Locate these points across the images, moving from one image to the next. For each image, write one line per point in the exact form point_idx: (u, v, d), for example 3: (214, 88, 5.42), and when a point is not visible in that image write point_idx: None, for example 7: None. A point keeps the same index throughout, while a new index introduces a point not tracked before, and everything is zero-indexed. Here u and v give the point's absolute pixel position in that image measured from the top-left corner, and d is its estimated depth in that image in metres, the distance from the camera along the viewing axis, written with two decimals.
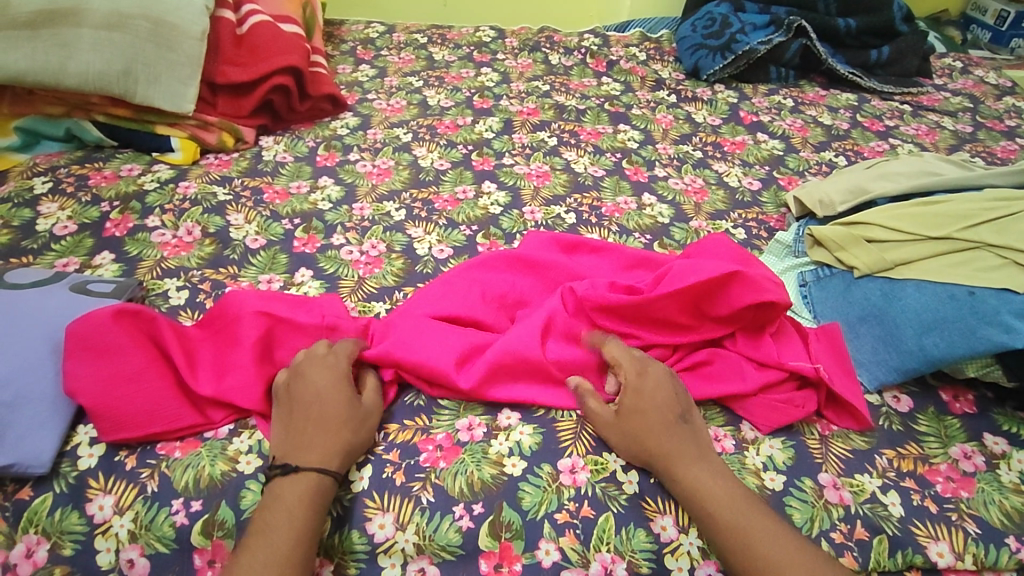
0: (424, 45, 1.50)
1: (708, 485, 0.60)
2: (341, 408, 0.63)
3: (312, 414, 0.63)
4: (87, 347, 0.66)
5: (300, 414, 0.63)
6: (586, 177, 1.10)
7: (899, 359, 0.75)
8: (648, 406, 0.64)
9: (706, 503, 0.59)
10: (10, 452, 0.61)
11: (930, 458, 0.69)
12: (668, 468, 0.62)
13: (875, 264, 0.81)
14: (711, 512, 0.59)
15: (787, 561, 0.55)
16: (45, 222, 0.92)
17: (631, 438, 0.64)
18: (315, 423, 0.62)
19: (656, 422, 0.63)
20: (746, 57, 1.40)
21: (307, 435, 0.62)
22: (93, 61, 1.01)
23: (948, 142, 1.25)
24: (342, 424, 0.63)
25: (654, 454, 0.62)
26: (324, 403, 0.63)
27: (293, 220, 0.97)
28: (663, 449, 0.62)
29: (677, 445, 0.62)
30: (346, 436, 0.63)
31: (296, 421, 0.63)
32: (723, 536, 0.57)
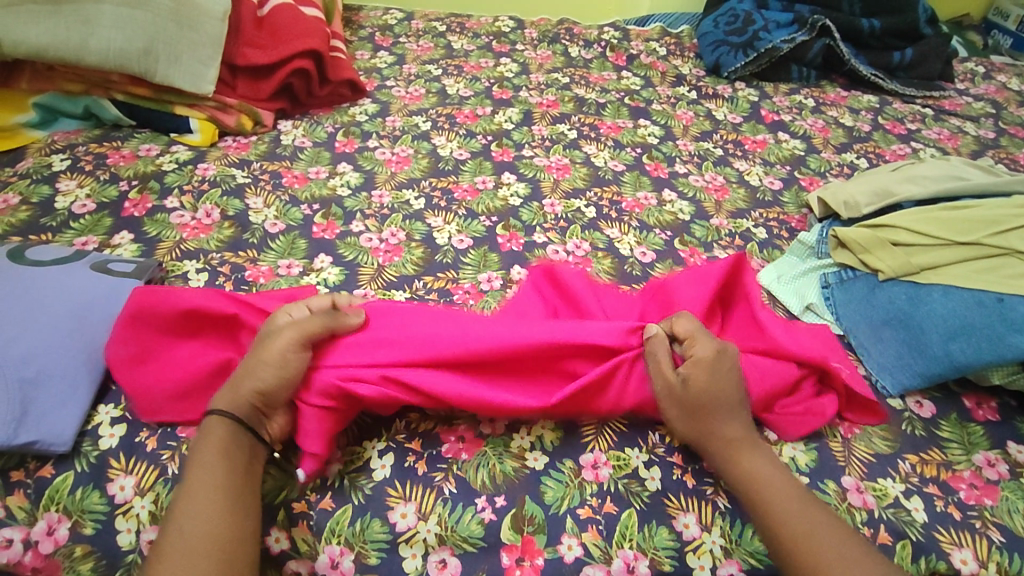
0: (442, 33, 1.48)
1: (766, 468, 0.61)
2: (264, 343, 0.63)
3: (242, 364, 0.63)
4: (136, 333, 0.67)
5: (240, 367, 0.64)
6: (606, 171, 1.09)
7: (924, 364, 0.75)
8: (717, 389, 0.63)
9: (764, 482, 0.60)
10: (33, 429, 0.61)
11: (953, 464, 0.69)
12: (732, 453, 0.62)
13: (901, 269, 0.81)
14: (765, 491, 0.59)
15: (827, 534, 0.56)
16: (64, 200, 0.91)
17: (695, 418, 0.63)
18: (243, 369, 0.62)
19: (719, 399, 0.63)
20: (769, 55, 1.39)
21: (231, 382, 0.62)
22: (115, 38, 1.00)
23: (970, 147, 1.24)
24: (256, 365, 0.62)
25: (718, 436, 0.62)
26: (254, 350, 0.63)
27: (312, 206, 0.96)
28: (728, 433, 0.62)
29: (738, 428, 0.63)
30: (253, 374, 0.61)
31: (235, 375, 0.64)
32: (773, 514, 0.58)
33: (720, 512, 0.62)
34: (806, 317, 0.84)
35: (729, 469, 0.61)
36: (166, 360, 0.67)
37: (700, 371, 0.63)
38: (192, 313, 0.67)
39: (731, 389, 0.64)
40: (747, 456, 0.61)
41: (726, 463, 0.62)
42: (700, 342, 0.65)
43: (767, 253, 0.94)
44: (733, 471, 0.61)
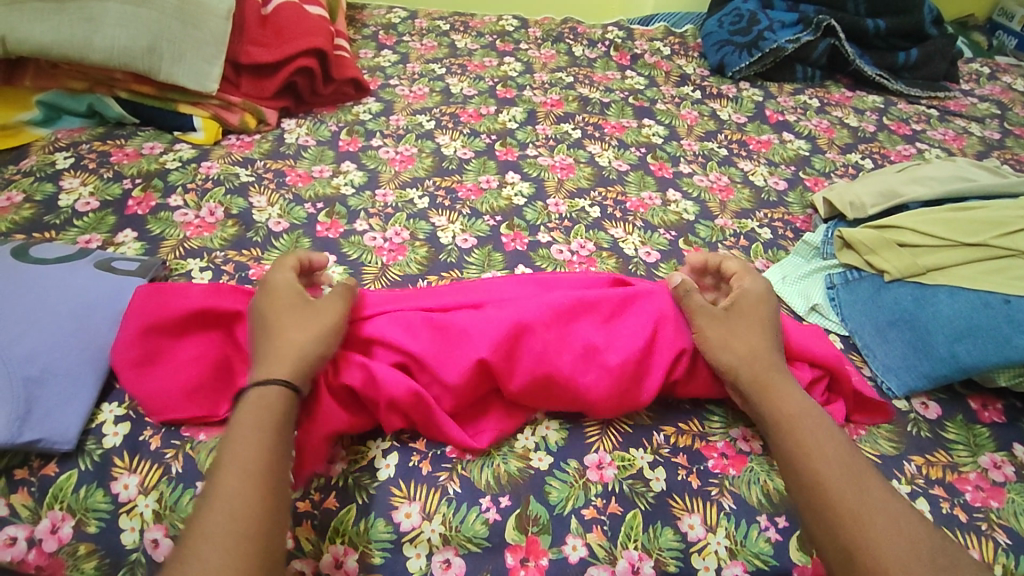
0: (446, 32, 1.48)
1: (806, 410, 0.61)
2: (282, 305, 0.65)
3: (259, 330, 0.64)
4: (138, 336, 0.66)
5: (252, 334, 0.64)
6: (610, 171, 1.09)
7: (930, 366, 0.74)
8: (756, 322, 0.67)
9: (804, 424, 0.60)
10: (37, 427, 0.61)
11: (959, 466, 0.69)
12: (771, 393, 0.63)
13: (908, 270, 0.80)
14: (807, 433, 0.59)
15: (875, 492, 0.55)
16: (68, 198, 0.91)
17: (735, 347, 0.65)
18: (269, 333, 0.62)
19: (758, 341, 0.66)
20: (773, 55, 1.39)
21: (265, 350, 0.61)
22: (119, 36, 1.00)
23: (975, 148, 1.24)
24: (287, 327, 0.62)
25: (757, 370, 0.64)
26: (270, 312, 0.64)
27: (316, 205, 0.96)
28: (770, 381, 0.63)
29: (779, 371, 0.64)
30: (294, 338, 0.62)
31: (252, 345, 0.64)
32: (818, 462, 0.57)
33: (725, 513, 0.62)
34: (811, 318, 0.84)
35: (766, 407, 0.62)
36: (169, 359, 0.67)
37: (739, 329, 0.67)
38: (195, 311, 0.67)
39: (772, 351, 0.66)
40: (785, 396, 0.62)
41: (764, 399, 0.63)
42: (738, 300, 0.69)
43: (772, 254, 0.94)
44: (770, 408, 0.62)
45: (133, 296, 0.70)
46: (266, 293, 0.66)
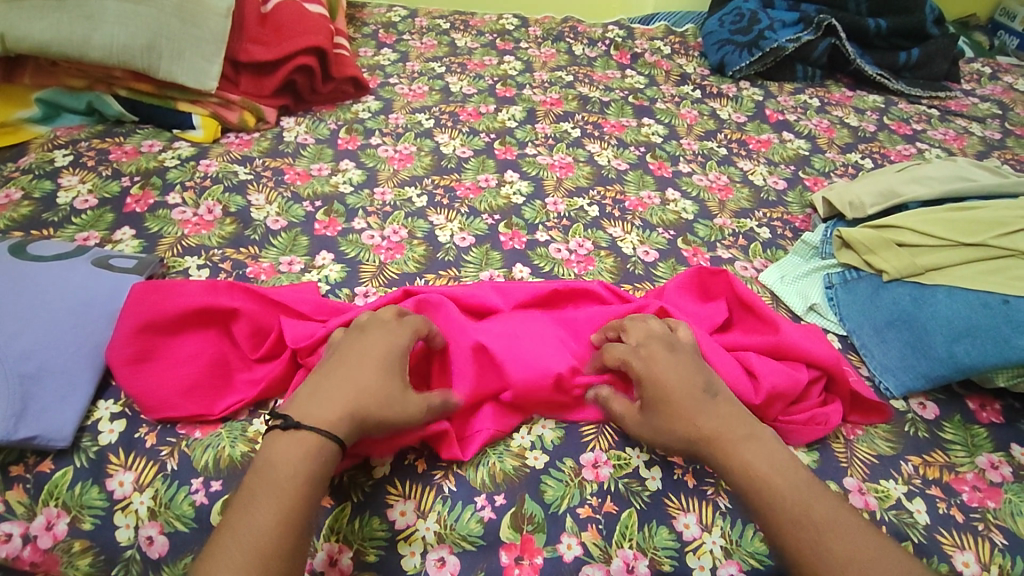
0: (446, 31, 1.48)
1: (763, 463, 0.57)
2: (383, 361, 0.61)
3: (345, 368, 0.60)
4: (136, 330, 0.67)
5: (337, 363, 0.61)
6: (609, 170, 1.08)
7: (928, 366, 0.74)
8: (674, 392, 0.61)
9: (761, 480, 0.56)
10: (32, 424, 0.61)
11: (957, 466, 0.68)
12: (724, 454, 0.59)
13: (906, 269, 0.80)
14: (770, 491, 0.56)
15: (856, 540, 0.53)
16: (66, 196, 0.91)
17: (666, 428, 0.61)
18: (350, 380, 0.59)
19: (683, 402, 0.61)
20: (774, 55, 1.38)
21: (338, 397, 0.58)
22: (118, 34, 1.00)
23: (975, 148, 1.23)
24: (371, 389, 0.59)
25: (697, 439, 0.60)
26: (360, 352, 0.61)
27: (315, 203, 0.96)
28: (705, 432, 0.59)
29: (725, 426, 0.60)
30: (370, 405, 0.58)
31: (332, 372, 0.60)
32: (775, 505, 0.55)
33: (721, 512, 0.62)
34: (809, 317, 0.84)
35: (725, 471, 0.58)
36: (166, 357, 0.67)
37: (650, 386, 0.62)
38: (191, 307, 0.68)
39: (701, 399, 0.61)
40: (740, 452, 0.58)
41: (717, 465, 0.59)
42: (640, 356, 0.64)
43: (771, 254, 0.94)
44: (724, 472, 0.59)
45: (128, 295, 0.70)
46: (378, 335, 0.63)
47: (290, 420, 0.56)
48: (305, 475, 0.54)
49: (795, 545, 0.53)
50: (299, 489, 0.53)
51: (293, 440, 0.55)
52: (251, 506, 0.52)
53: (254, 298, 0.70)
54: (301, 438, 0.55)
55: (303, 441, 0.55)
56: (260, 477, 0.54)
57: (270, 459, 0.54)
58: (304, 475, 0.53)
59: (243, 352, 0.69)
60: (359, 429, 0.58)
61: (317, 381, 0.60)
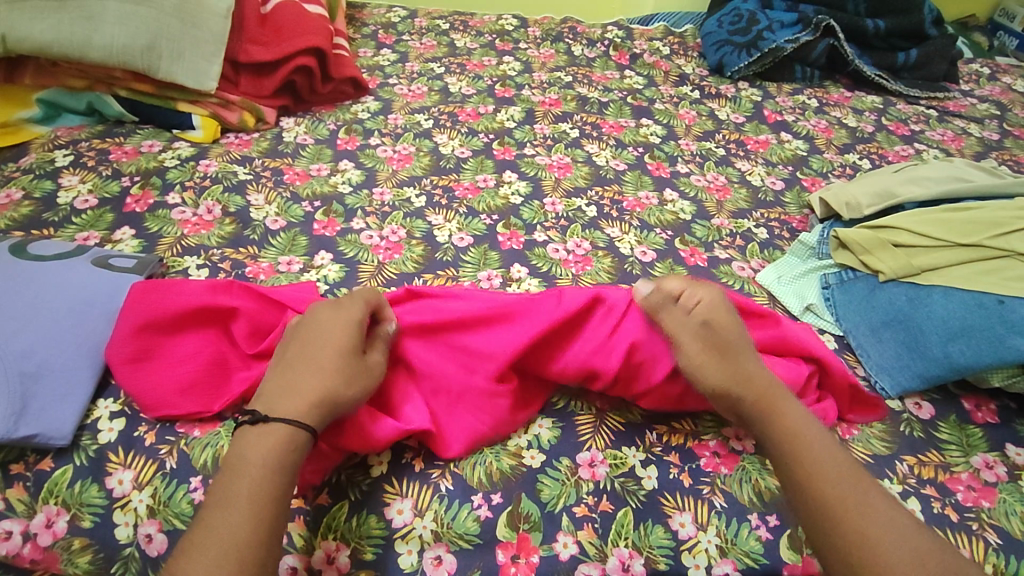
0: (446, 31, 1.48)
1: (804, 427, 0.60)
2: (342, 338, 0.62)
3: (303, 352, 0.61)
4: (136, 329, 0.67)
5: (295, 348, 0.61)
6: (608, 170, 1.09)
7: (923, 366, 0.74)
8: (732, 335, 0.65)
9: (799, 440, 0.59)
10: (32, 423, 0.62)
11: (952, 466, 0.69)
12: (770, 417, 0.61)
13: (902, 270, 0.81)
14: (805, 452, 0.58)
15: (879, 510, 0.54)
16: (67, 195, 0.92)
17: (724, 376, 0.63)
18: (310, 364, 0.60)
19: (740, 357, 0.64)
20: (772, 55, 1.39)
21: (300, 384, 0.58)
22: (118, 34, 1.00)
23: (974, 149, 1.23)
24: (332, 369, 0.59)
25: (751, 382, 0.62)
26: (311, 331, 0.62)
27: (313, 203, 0.96)
28: (761, 378, 0.63)
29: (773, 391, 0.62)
30: (335, 383, 0.59)
31: (291, 359, 0.61)
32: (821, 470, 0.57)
33: (716, 511, 0.62)
34: (806, 317, 0.84)
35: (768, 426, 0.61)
36: (164, 356, 0.67)
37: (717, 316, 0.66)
38: (189, 307, 0.68)
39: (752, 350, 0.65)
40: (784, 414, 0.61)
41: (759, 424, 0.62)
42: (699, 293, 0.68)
43: (768, 254, 0.94)
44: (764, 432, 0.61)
45: (128, 295, 0.70)
46: (331, 314, 0.64)
47: (257, 414, 0.56)
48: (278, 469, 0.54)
49: (816, 502, 0.55)
50: (275, 482, 0.53)
51: (264, 435, 0.55)
52: (229, 499, 0.51)
53: (253, 298, 0.71)
54: (274, 424, 0.56)
55: (273, 429, 0.55)
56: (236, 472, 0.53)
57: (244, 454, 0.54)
58: (278, 470, 0.53)
59: (240, 351, 0.68)
60: (329, 411, 0.58)
61: (279, 374, 0.60)
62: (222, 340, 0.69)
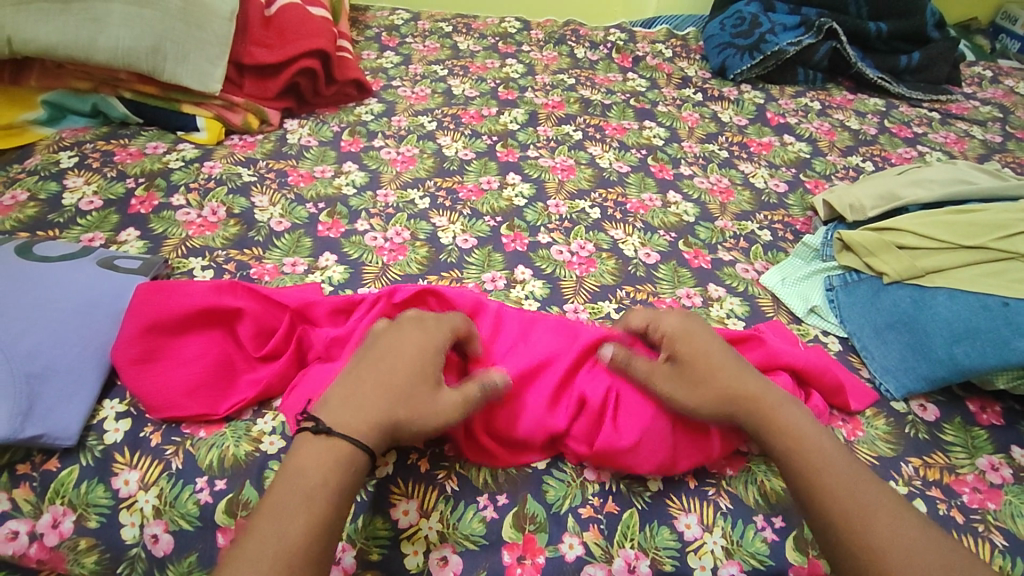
0: (449, 34, 1.49)
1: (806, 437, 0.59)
2: (421, 372, 0.59)
3: (384, 375, 0.59)
4: (143, 330, 0.67)
5: (368, 365, 0.60)
6: (611, 172, 1.09)
7: (928, 368, 0.74)
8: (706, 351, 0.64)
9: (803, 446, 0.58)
10: (39, 423, 0.62)
11: (957, 468, 0.69)
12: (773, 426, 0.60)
13: (906, 272, 0.81)
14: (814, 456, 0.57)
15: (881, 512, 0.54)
16: (72, 197, 0.92)
17: (703, 385, 0.61)
18: (384, 390, 0.58)
19: (723, 364, 0.63)
20: (775, 58, 1.39)
21: (372, 406, 0.57)
22: (123, 36, 1.01)
23: (977, 151, 1.24)
24: (403, 397, 0.58)
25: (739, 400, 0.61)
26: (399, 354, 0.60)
27: (318, 205, 0.96)
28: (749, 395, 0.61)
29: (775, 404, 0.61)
30: (399, 414, 0.57)
31: (370, 378, 0.59)
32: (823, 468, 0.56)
33: (722, 512, 0.62)
34: (810, 319, 0.84)
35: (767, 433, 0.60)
36: (171, 356, 0.67)
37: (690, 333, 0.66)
38: (196, 307, 0.69)
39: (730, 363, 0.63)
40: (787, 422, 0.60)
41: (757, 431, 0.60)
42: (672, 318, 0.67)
43: (772, 256, 0.94)
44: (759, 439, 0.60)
45: (134, 294, 0.70)
46: (416, 338, 0.61)
47: (320, 425, 0.55)
48: (323, 516, 0.51)
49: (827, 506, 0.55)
50: (319, 531, 0.50)
51: (308, 476, 0.52)
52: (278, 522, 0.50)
53: (258, 297, 0.72)
54: (334, 443, 0.54)
55: (332, 453, 0.54)
56: (275, 513, 0.50)
57: (285, 496, 0.51)
58: (322, 515, 0.51)
59: (246, 352, 0.69)
60: (388, 436, 0.57)
61: (352, 386, 0.58)
62: (228, 342, 0.69)
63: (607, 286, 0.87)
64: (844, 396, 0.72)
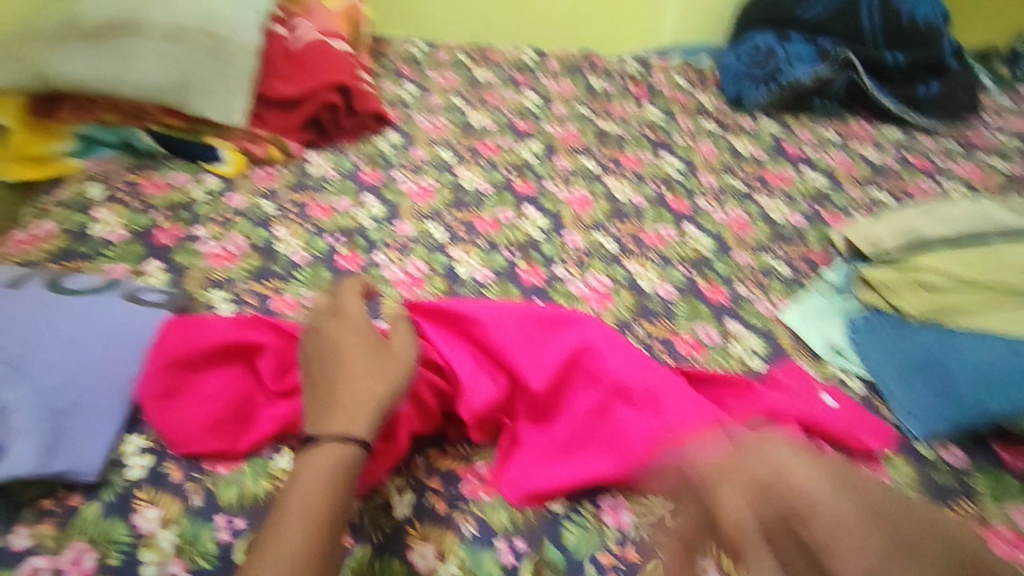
0: (466, 65, 1.51)
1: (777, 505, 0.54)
2: (357, 348, 0.65)
3: (329, 366, 0.64)
4: (167, 367, 0.69)
5: (321, 366, 0.64)
6: (627, 205, 1.09)
7: (953, 412, 0.73)
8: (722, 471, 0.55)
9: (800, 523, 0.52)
10: (63, 459, 0.63)
11: (987, 517, 0.67)
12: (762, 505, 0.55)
13: (932, 311, 0.82)
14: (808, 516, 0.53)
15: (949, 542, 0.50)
16: (99, 228, 0.94)
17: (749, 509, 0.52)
18: (344, 376, 0.62)
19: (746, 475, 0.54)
20: (791, 89, 1.39)
21: (335, 395, 0.60)
22: (152, 72, 1.04)
23: (998, 183, 1.22)
24: (362, 373, 0.62)
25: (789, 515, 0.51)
26: (338, 350, 0.65)
27: (337, 237, 0.98)
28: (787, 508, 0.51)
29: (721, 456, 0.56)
30: (373, 387, 0.61)
31: (320, 379, 0.63)
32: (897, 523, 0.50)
33: None
34: (835, 360, 0.83)
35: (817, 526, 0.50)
36: (194, 391, 0.68)
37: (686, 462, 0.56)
38: (219, 343, 0.70)
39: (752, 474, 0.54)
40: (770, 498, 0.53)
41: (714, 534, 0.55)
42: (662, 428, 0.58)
43: (790, 290, 0.93)
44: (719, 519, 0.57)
45: (162, 331, 0.73)
46: (337, 327, 0.67)
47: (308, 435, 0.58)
48: (322, 534, 0.52)
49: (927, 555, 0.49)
50: (318, 546, 0.51)
51: (306, 504, 0.53)
52: (280, 519, 0.52)
53: (279, 331, 0.72)
54: (327, 450, 0.56)
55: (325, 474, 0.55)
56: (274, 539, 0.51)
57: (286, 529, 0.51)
58: (324, 535, 0.52)
59: (266, 387, 0.70)
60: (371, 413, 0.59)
61: (316, 391, 0.62)
62: (248, 377, 0.70)
63: (624, 321, 0.86)
64: (863, 437, 0.71)
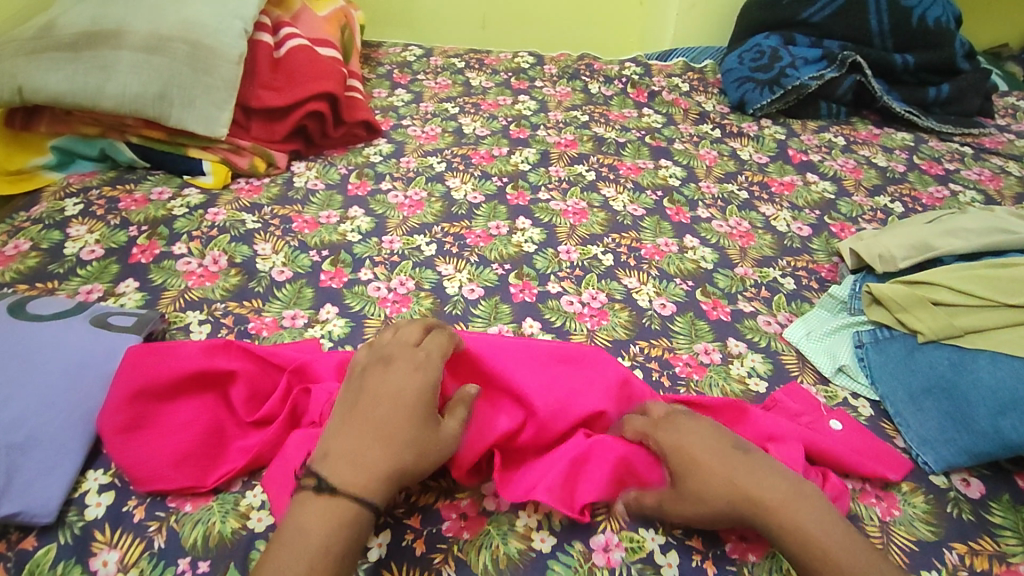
0: (461, 70, 1.47)
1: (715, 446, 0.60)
2: (406, 405, 0.58)
3: (373, 415, 0.57)
4: (130, 397, 0.64)
5: (366, 406, 0.58)
6: (625, 216, 1.05)
7: (971, 440, 0.69)
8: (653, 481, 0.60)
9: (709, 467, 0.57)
10: (16, 500, 0.59)
11: (1009, 557, 0.62)
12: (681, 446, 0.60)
13: (942, 331, 0.75)
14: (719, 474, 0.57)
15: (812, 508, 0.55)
16: (73, 246, 0.91)
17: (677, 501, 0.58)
18: (384, 435, 0.56)
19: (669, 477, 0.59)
20: (796, 92, 1.35)
21: (355, 447, 0.55)
22: (130, 83, 1.00)
23: (1014, 189, 1.17)
24: (405, 440, 0.56)
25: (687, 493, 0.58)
26: (387, 400, 0.58)
27: (321, 252, 0.94)
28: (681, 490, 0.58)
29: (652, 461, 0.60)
30: (406, 458, 0.56)
31: (359, 422, 0.57)
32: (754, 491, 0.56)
33: None
34: (838, 379, 0.79)
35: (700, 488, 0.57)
36: (159, 424, 0.64)
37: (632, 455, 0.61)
38: (187, 371, 0.66)
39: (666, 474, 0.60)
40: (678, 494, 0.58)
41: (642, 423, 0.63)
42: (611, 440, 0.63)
43: (796, 307, 0.89)
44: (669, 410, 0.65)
45: (123, 358, 0.68)
46: (404, 372, 0.60)
47: (324, 482, 0.53)
48: None
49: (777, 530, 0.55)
50: None
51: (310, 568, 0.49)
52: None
53: (252, 357, 0.69)
54: (336, 508, 0.52)
55: (307, 547, 0.50)
56: None
57: None
58: None
59: (237, 417, 0.67)
60: (394, 483, 0.55)
61: (345, 432, 0.56)
62: (219, 406, 0.67)
63: (620, 341, 0.82)
64: (873, 468, 0.67)
